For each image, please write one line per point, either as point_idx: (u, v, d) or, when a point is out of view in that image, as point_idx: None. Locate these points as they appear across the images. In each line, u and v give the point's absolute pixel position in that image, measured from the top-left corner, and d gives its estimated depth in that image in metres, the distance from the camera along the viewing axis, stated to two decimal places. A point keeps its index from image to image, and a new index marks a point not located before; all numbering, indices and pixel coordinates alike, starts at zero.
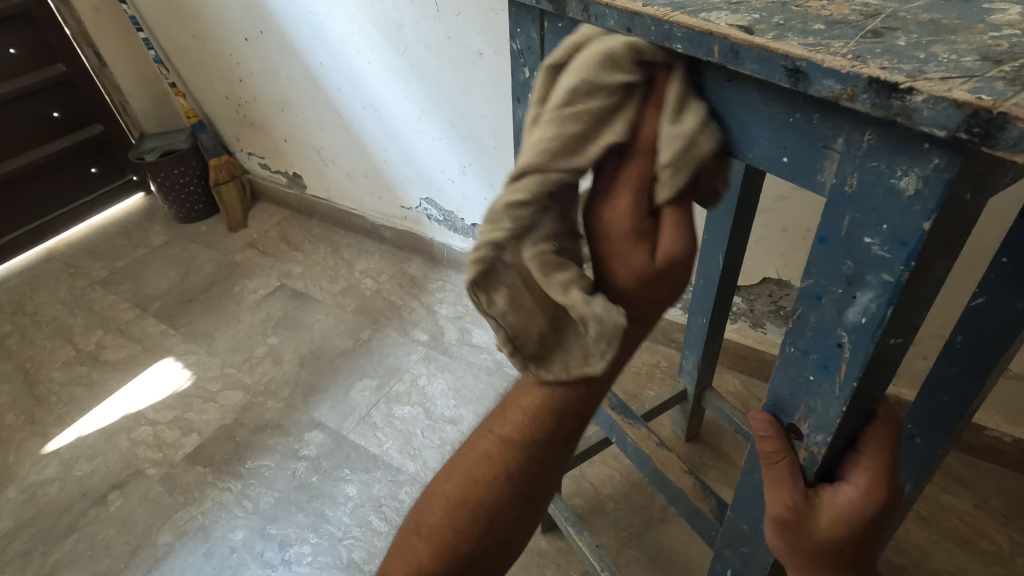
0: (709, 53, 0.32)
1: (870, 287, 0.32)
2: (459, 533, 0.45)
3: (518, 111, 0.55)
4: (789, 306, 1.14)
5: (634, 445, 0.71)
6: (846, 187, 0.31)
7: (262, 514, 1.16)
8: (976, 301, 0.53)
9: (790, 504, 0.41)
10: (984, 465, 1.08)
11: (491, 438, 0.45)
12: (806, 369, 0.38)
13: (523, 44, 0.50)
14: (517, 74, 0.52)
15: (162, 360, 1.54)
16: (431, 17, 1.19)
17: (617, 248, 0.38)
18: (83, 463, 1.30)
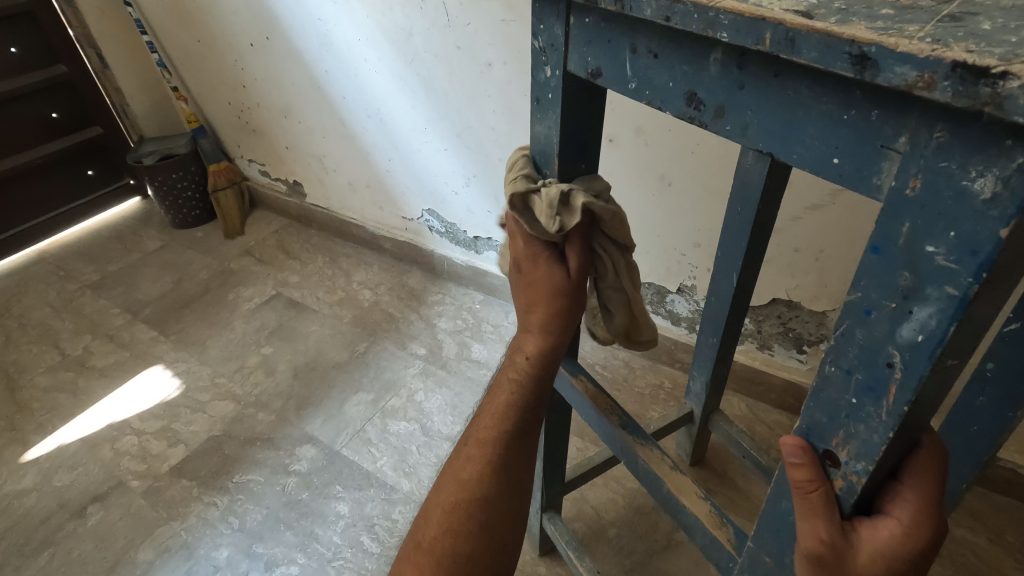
0: (759, 41, 0.29)
1: (930, 302, 0.28)
2: (456, 537, 0.54)
3: (538, 115, 0.53)
4: (800, 329, 1.12)
5: (644, 467, 0.65)
6: (908, 191, 0.27)
7: (249, 532, 1.11)
8: (1010, 326, 0.46)
9: (825, 539, 0.38)
10: (997, 497, 1.05)
11: (472, 443, 0.58)
12: (849, 391, 0.34)
13: (545, 41, 0.47)
14: (537, 73, 0.50)
15: (151, 369, 1.49)
16: (441, 27, 1.18)
17: (537, 273, 0.55)
18: (63, 473, 1.25)
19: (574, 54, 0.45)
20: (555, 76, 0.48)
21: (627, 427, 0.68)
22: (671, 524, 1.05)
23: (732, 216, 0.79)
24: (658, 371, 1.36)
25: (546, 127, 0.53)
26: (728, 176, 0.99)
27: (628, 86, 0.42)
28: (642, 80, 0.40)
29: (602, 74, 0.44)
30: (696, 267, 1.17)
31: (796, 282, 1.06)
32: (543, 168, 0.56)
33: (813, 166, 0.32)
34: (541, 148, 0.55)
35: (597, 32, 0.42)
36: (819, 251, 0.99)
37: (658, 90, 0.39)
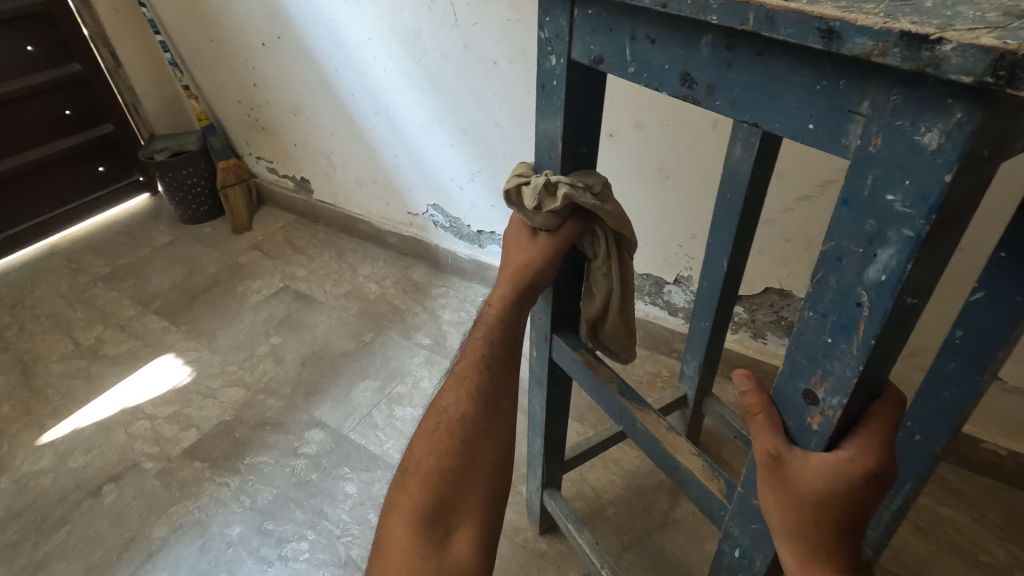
0: (744, 21, 0.34)
1: (891, 244, 0.33)
2: (443, 456, 0.60)
3: (543, 102, 0.58)
4: (791, 317, 1.16)
5: (643, 431, 0.70)
6: (870, 148, 0.32)
7: (260, 510, 1.15)
8: (976, 296, 0.53)
9: (773, 452, 0.44)
10: (981, 479, 1.09)
11: (455, 378, 0.66)
12: (824, 331, 0.39)
13: (551, 32, 0.52)
14: (543, 62, 0.55)
15: (162, 357, 1.53)
16: (449, 26, 1.23)
17: (516, 244, 0.66)
18: (78, 455, 1.29)
19: (577, 43, 0.50)
20: (560, 63, 0.53)
21: (626, 394, 0.72)
22: (668, 504, 1.09)
23: (721, 204, 0.84)
24: (655, 360, 1.40)
25: (551, 112, 0.58)
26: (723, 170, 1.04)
27: (627, 70, 0.46)
28: (640, 64, 0.45)
29: (604, 60, 0.48)
30: (692, 258, 1.22)
31: (787, 272, 1.11)
32: (548, 152, 0.61)
33: (794, 132, 0.37)
34: (546, 133, 0.59)
35: (599, 22, 0.47)
36: (809, 241, 1.04)
37: (654, 72, 0.44)
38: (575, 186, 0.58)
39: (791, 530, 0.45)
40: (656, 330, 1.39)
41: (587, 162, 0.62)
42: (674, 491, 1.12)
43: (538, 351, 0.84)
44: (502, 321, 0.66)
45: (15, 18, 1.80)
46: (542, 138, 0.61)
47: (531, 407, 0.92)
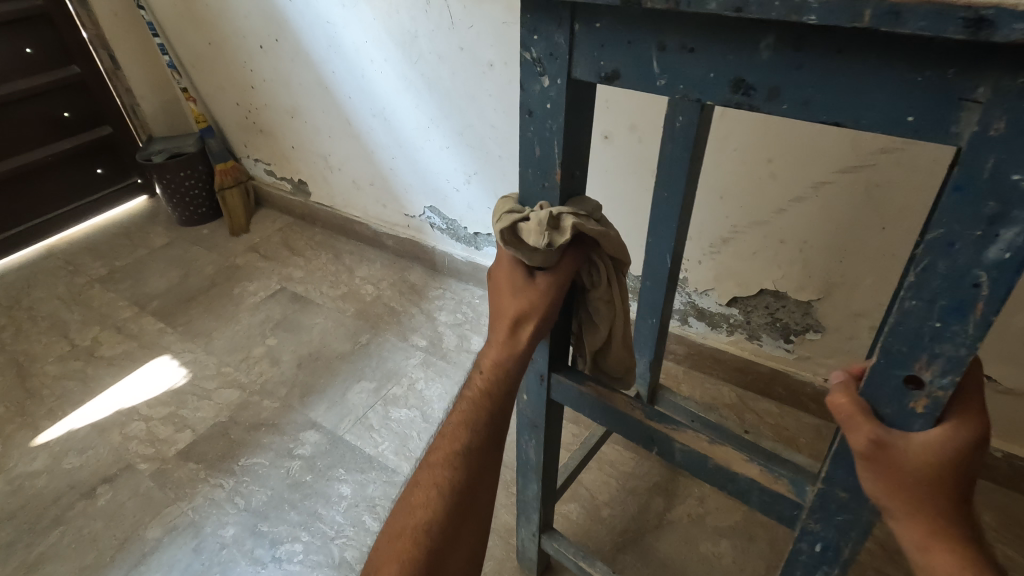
0: (856, 18, 0.32)
1: (1017, 223, 0.34)
2: (406, 560, 0.57)
3: (529, 127, 0.56)
4: (785, 319, 1.17)
5: (682, 449, 0.67)
6: (991, 132, 0.33)
7: (254, 511, 1.14)
8: None
9: (873, 438, 0.44)
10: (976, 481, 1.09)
11: (426, 470, 0.63)
12: (932, 316, 0.39)
13: (541, 52, 0.50)
14: (531, 85, 0.53)
15: (158, 358, 1.53)
16: (445, 29, 1.24)
17: (512, 287, 0.63)
18: (73, 456, 1.29)
19: (581, 60, 0.49)
20: (556, 83, 0.51)
21: (653, 417, 0.70)
22: (663, 505, 1.09)
23: (658, 201, 0.84)
24: None
25: (542, 136, 0.55)
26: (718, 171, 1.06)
27: (655, 83, 0.46)
28: (672, 76, 0.44)
29: (620, 75, 0.47)
30: (688, 260, 1.22)
31: (782, 273, 1.11)
32: (541, 177, 0.59)
33: (885, 127, 0.37)
34: (539, 158, 0.57)
35: (611, 35, 0.46)
36: (803, 242, 1.05)
37: (693, 83, 0.44)
38: (578, 214, 0.58)
39: (906, 504, 0.45)
40: None
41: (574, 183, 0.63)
42: (669, 492, 1.12)
43: (533, 394, 0.80)
44: (487, 398, 0.64)
45: (14, 20, 1.80)
46: (531, 163, 0.58)
47: (523, 449, 0.87)
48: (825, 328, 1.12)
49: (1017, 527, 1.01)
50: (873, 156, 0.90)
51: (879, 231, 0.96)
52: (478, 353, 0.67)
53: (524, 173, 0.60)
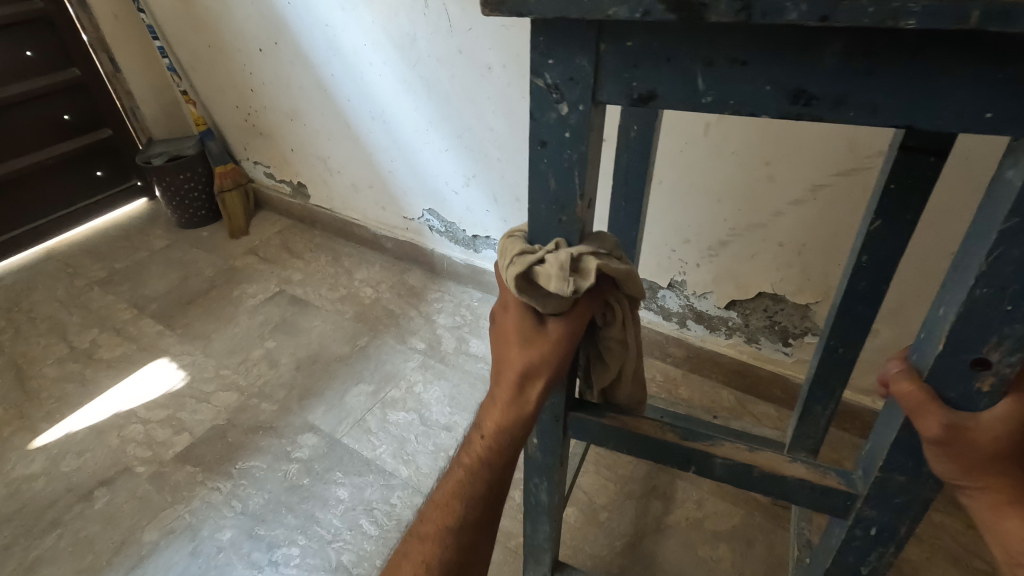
0: (960, 21, 0.31)
1: None
2: None
3: (542, 159, 0.50)
4: (784, 322, 1.16)
5: (723, 463, 0.65)
6: None
7: (251, 514, 1.14)
8: (875, 225, 0.66)
9: (945, 424, 0.45)
10: None
11: (420, 538, 0.59)
12: (1004, 302, 0.41)
13: (557, 76, 0.45)
14: (543, 113, 0.47)
15: (157, 361, 1.53)
16: (444, 32, 1.24)
17: (519, 337, 0.57)
18: (71, 459, 1.28)
19: (608, 82, 0.44)
20: (577, 110, 0.46)
21: (688, 438, 0.67)
22: (662, 509, 1.09)
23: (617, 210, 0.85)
24: (650, 366, 1.39)
25: (560, 168, 0.50)
26: (718, 175, 1.05)
27: (700, 100, 0.42)
28: (721, 92, 0.41)
29: (656, 95, 0.43)
30: (686, 263, 1.22)
31: (781, 276, 1.11)
32: (556, 212, 0.53)
33: (960, 126, 0.37)
34: (554, 192, 0.52)
35: (645, 53, 0.42)
36: (801, 245, 1.05)
37: (747, 97, 0.41)
38: (598, 256, 0.53)
39: (979, 476, 0.47)
40: (650, 335, 1.39)
41: None
42: (667, 496, 1.11)
43: (544, 437, 0.73)
44: (487, 465, 0.58)
45: (15, 23, 1.81)
46: (544, 198, 0.52)
47: (531, 494, 0.80)
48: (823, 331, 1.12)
49: None
50: (874, 157, 0.89)
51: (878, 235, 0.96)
52: (480, 411, 0.60)
53: (535, 209, 0.54)
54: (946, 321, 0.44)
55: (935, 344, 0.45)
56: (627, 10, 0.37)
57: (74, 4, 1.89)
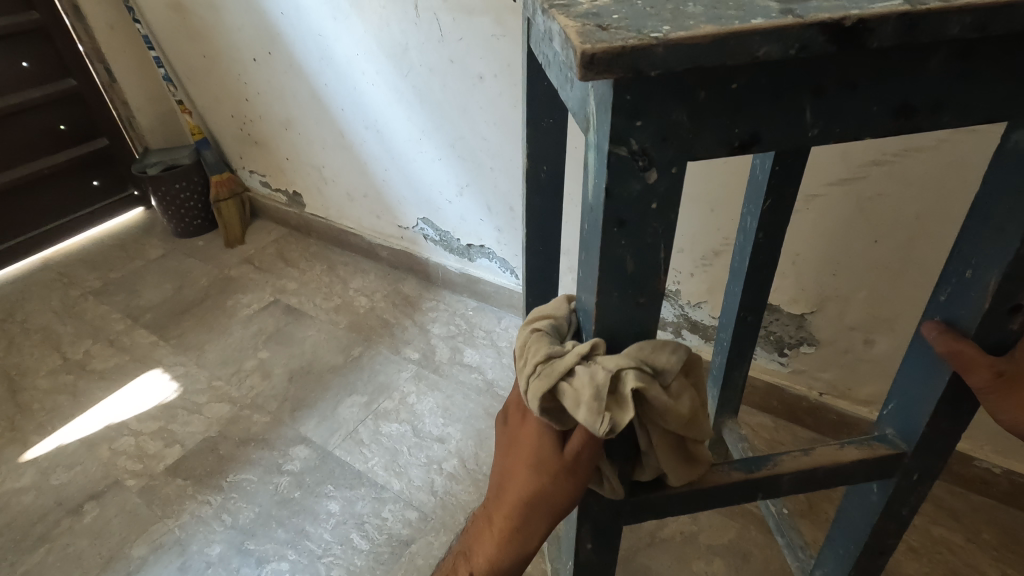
0: None
1: None
2: None
3: (619, 241, 0.35)
4: (779, 332, 1.15)
5: (792, 476, 0.55)
6: None
7: (241, 528, 1.13)
8: (766, 206, 0.74)
9: (999, 369, 0.46)
10: (975, 498, 1.07)
11: None
12: None
13: (648, 138, 0.31)
14: (622, 187, 0.33)
15: (150, 372, 1.52)
16: (435, 42, 1.23)
17: (531, 450, 0.46)
18: (61, 472, 1.27)
19: (704, 135, 0.31)
20: (667, 175, 0.33)
21: (750, 467, 0.55)
22: (655, 523, 1.07)
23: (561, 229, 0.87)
24: None
25: (640, 249, 0.35)
26: (713, 185, 1.04)
27: (805, 135, 0.32)
28: (828, 121, 0.32)
29: (759, 139, 0.32)
30: (679, 272, 1.20)
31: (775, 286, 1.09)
32: (632, 295, 0.38)
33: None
34: (632, 277, 0.37)
35: (746, 95, 0.30)
36: (796, 254, 1.03)
37: (854, 124, 0.32)
38: (643, 373, 0.39)
39: None
40: None
41: (550, 187, 0.64)
42: None
43: (600, 537, 0.57)
44: None
45: (11, 34, 1.81)
46: (616, 285, 0.37)
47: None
48: (819, 341, 1.10)
49: (1016, 546, 0.99)
50: (868, 167, 0.88)
51: (872, 244, 0.95)
52: (485, 518, 0.51)
53: (601, 301, 0.38)
54: (988, 279, 0.45)
55: (978, 302, 0.46)
56: (781, 49, 0.26)
57: (70, 15, 1.90)
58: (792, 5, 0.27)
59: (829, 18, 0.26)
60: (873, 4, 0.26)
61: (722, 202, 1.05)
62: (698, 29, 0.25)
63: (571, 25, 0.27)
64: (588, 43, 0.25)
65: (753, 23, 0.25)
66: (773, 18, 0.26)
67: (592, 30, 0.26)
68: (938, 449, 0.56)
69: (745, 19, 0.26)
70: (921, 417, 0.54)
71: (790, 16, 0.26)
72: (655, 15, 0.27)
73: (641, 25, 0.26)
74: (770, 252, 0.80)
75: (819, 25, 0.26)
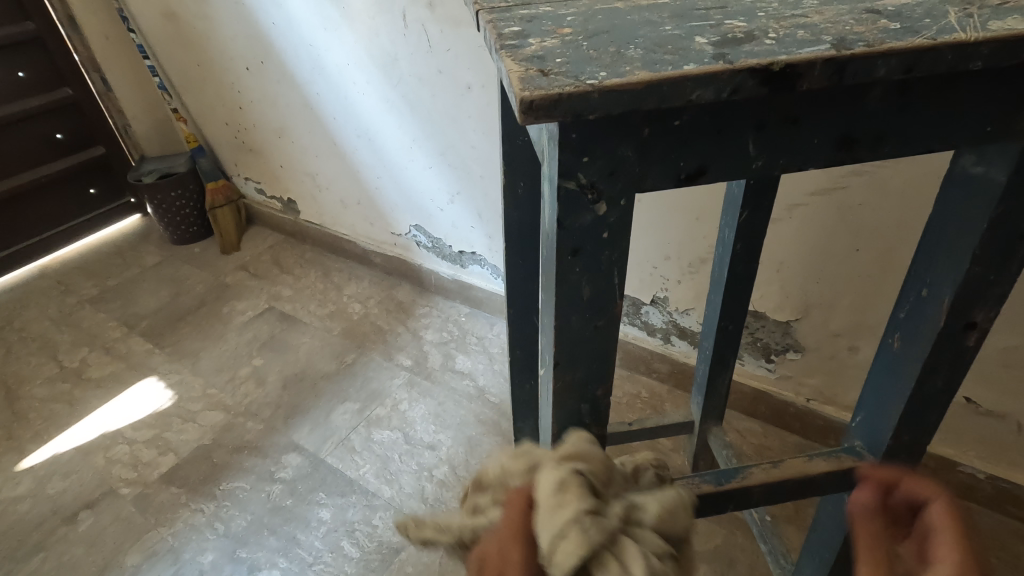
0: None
1: None
2: None
3: (573, 268, 0.36)
4: (765, 338, 1.15)
5: (762, 488, 0.57)
6: None
7: (233, 536, 1.14)
8: (743, 216, 0.75)
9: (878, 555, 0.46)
10: (960, 502, 1.07)
11: None
12: (989, 272, 0.43)
13: (597, 173, 0.32)
14: (574, 219, 0.34)
15: (145, 380, 1.54)
16: (424, 52, 1.25)
17: None
18: (57, 480, 1.29)
19: (654, 170, 0.32)
20: (617, 206, 0.33)
21: (720, 480, 0.57)
22: None
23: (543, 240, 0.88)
24: (635, 381, 1.38)
25: (596, 275, 0.36)
26: (698, 194, 1.05)
27: (750, 166, 0.33)
28: (772, 153, 0.33)
29: (706, 171, 0.33)
30: (667, 279, 1.21)
31: (761, 292, 1.10)
32: (590, 318, 0.39)
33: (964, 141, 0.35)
34: (590, 301, 0.38)
35: (693, 130, 0.31)
36: (780, 262, 1.04)
37: (797, 155, 0.34)
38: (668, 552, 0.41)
39: None
40: (637, 350, 1.37)
41: (525, 202, 0.65)
42: None
43: None
44: None
45: (6, 45, 1.83)
46: (573, 309, 0.38)
47: None
48: (805, 348, 1.11)
49: (1001, 550, 1.00)
50: (846, 178, 0.89)
51: (854, 253, 0.96)
52: None
53: (559, 326, 0.39)
54: (941, 297, 0.46)
55: (933, 320, 0.47)
56: (714, 93, 0.27)
57: (65, 24, 1.91)
58: (725, 49, 0.28)
59: (757, 64, 0.27)
60: (801, 49, 0.28)
61: (707, 210, 1.06)
62: (632, 77, 0.26)
63: (515, 68, 0.28)
64: (527, 91, 0.26)
65: (683, 70, 0.27)
66: (705, 64, 0.27)
67: (533, 75, 0.27)
68: (904, 461, 0.57)
69: (677, 65, 0.27)
70: (886, 430, 0.55)
71: (721, 62, 0.27)
72: (596, 59, 0.28)
73: (580, 71, 0.27)
74: (749, 263, 0.81)
75: (748, 71, 0.27)
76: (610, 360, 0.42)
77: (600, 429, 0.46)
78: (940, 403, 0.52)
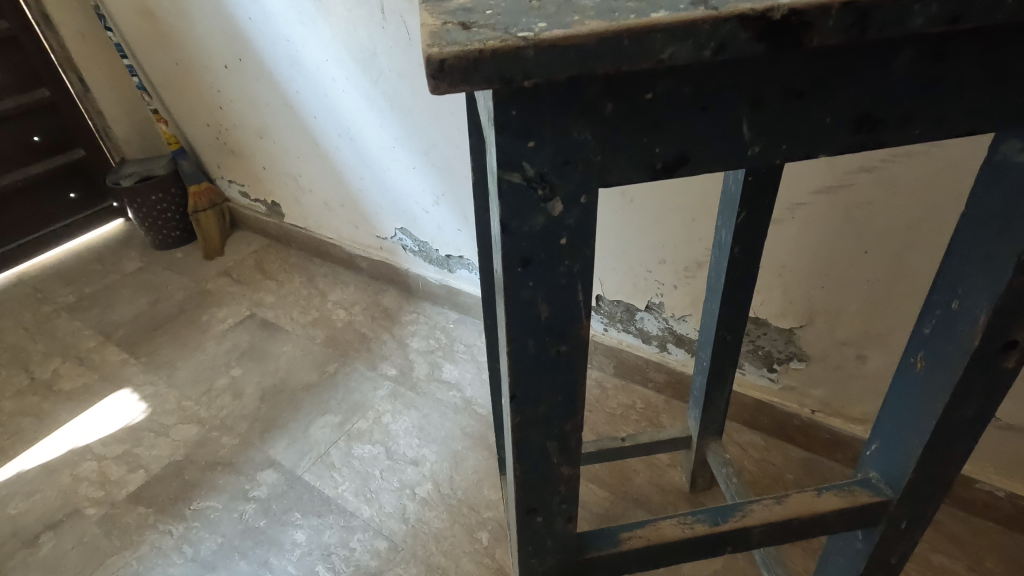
0: None
1: None
2: None
3: (526, 283, 0.33)
4: (767, 346, 1.09)
5: (763, 529, 0.50)
6: None
7: (201, 561, 1.07)
8: (741, 217, 0.68)
9: None
10: (977, 521, 1.00)
11: None
12: None
13: (543, 165, 0.29)
14: (523, 222, 0.31)
15: (119, 392, 1.47)
16: (404, 45, 1.18)
17: None
18: (19, 500, 1.22)
19: (616, 161, 0.30)
20: (576, 205, 0.31)
21: (717, 520, 0.51)
22: None
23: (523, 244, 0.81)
24: (631, 391, 1.31)
25: (554, 289, 0.34)
26: (693, 194, 0.98)
27: (746, 154, 0.30)
28: (773, 137, 0.30)
29: (687, 159, 0.30)
30: (662, 284, 1.14)
31: (762, 298, 1.04)
32: (552, 343, 0.36)
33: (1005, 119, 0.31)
34: (549, 321, 0.35)
35: (669, 109, 0.28)
36: (782, 266, 0.97)
37: (803, 139, 0.30)
38: None
39: None
40: (632, 359, 1.30)
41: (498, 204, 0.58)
42: None
43: None
44: None
45: None
46: (529, 333, 0.36)
47: None
48: (810, 357, 1.04)
49: None
50: (853, 174, 0.82)
51: (860, 255, 0.89)
52: None
53: (514, 349, 0.36)
54: (977, 310, 0.40)
55: (967, 337, 0.41)
56: (692, 48, 0.24)
57: (41, 23, 1.85)
58: None
59: (751, 10, 0.24)
60: None
61: (704, 210, 0.99)
62: (580, 27, 0.23)
63: (431, 21, 0.25)
64: (436, 48, 0.23)
65: (651, 18, 0.23)
66: (680, 10, 0.24)
67: (450, 29, 0.24)
68: (928, 495, 0.50)
69: (643, 13, 0.24)
70: (907, 463, 0.48)
71: (701, 8, 0.24)
72: (537, 9, 0.25)
73: (510, 23, 0.24)
74: (749, 267, 0.74)
75: (738, 18, 0.24)
76: (578, 389, 0.39)
77: (570, 467, 0.44)
78: (973, 431, 0.45)
